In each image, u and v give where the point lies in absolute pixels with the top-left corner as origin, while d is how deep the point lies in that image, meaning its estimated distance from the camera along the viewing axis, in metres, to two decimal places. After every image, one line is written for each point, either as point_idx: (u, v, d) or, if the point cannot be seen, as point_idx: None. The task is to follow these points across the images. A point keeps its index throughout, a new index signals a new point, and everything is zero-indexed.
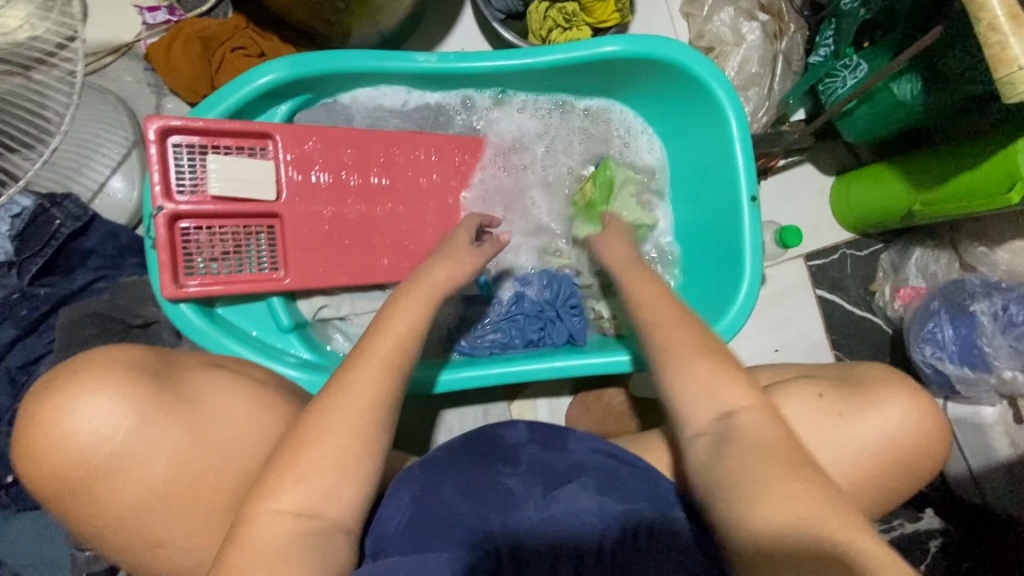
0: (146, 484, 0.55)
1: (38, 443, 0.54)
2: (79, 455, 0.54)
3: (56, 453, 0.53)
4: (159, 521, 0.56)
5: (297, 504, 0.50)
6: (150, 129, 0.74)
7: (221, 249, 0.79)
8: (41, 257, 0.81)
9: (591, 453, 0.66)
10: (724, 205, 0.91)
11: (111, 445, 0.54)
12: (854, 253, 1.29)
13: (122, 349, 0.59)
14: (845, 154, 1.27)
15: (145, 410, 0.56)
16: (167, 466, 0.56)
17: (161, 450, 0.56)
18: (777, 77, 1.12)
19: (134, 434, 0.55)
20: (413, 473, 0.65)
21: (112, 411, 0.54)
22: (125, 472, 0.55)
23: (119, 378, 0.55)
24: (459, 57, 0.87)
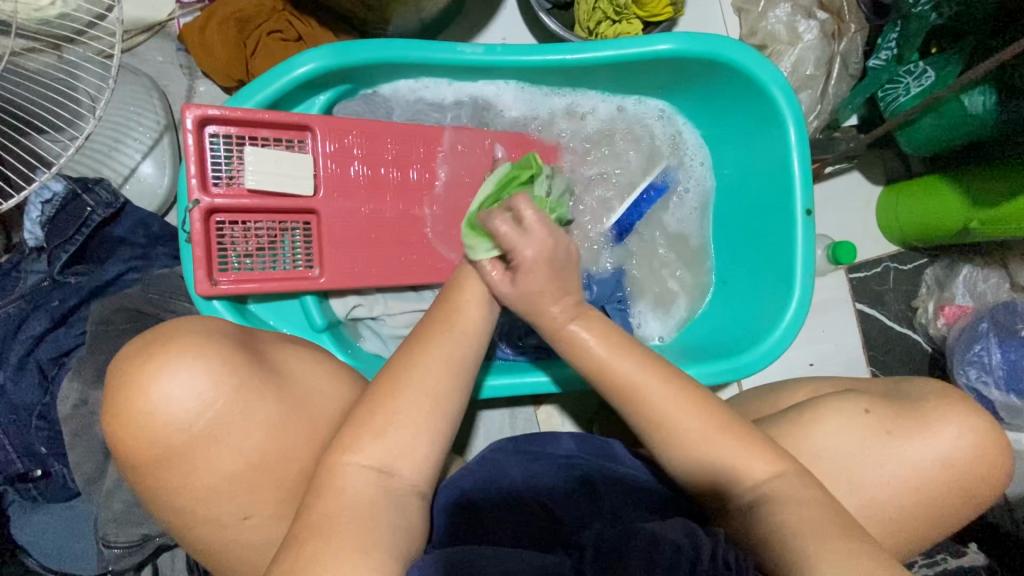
0: (238, 454, 0.56)
1: (135, 408, 0.55)
2: (170, 428, 0.55)
3: (148, 423, 0.54)
4: (236, 496, 0.56)
5: (375, 459, 0.53)
6: (188, 118, 0.70)
7: (255, 244, 0.76)
8: (72, 245, 0.78)
9: (636, 464, 0.67)
10: (773, 211, 0.88)
11: (208, 414, 0.55)
12: (897, 267, 1.24)
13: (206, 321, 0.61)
14: (895, 163, 1.22)
15: (233, 385, 0.56)
16: (258, 438, 0.57)
17: (257, 420, 0.57)
18: (832, 79, 1.07)
19: (234, 401, 0.56)
20: (470, 468, 0.66)
21: (212, 379, 0.56)
22: (221, 441, 0.56)
23: (207, 353, 0.56)
24: (506, 50, 0.83)
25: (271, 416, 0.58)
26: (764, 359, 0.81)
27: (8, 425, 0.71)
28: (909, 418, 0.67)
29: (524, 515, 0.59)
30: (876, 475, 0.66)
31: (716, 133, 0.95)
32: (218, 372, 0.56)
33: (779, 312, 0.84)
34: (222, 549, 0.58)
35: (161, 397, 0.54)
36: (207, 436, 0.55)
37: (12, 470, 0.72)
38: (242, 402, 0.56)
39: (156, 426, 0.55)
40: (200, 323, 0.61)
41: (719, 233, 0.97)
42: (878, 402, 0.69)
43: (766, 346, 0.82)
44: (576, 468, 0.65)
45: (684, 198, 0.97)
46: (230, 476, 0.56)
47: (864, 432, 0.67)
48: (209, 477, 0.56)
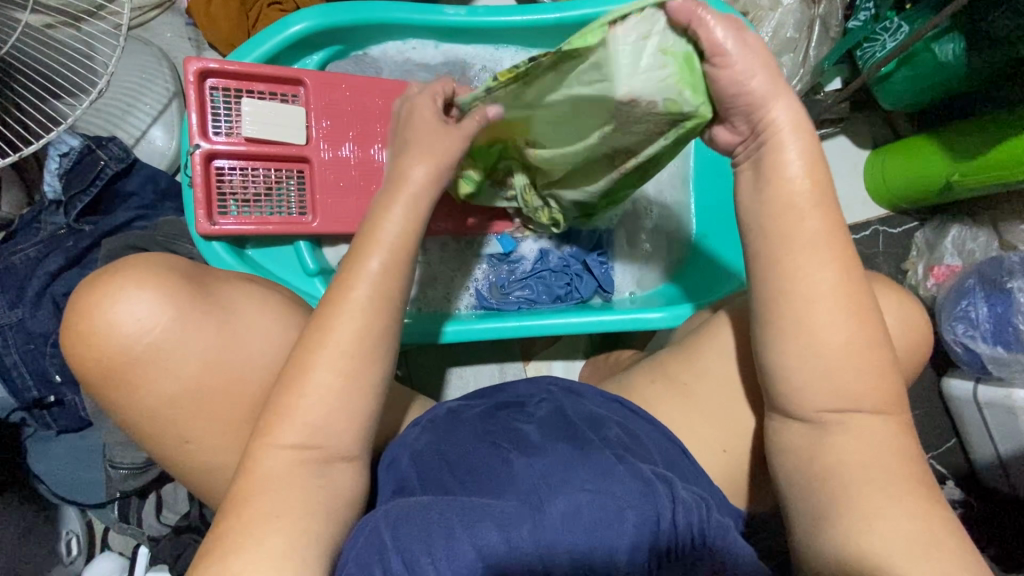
0: (179, 379, 0.58)
1: (86, 330, 0.56)
2: (121, 344, 0.56)
3: (101, 339, 0.55)
4: (193, 415, 0.59)
5: (289, 439, 0.53)
6: (190, 70, 0.77)
7: (253, 191, 0.82)
8: (86, 196, 0.85)
9: (603, 401, 0.69)
10: None
11: (155, 334, 0.56)
12: (887, 230, 1.25)
13: (162, 255, 0.61)
14: (881, 126, 1.24)
15: (179, 309, 0.57)
16: (198, 364, 0.58)
17: (197, 345, 0.58)
18: (813, 42, 1.08)
19: (170, 328, 0.57)
20: (431, 423, 0.67)
21: (153, 302, 0.56)
22: (163, 362, 0.57)
23: (155, 278, 0.57)
24: (487, 11, 0.88)
25: (209, 345, 0.58)
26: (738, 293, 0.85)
27: (26, 355, 0.78)
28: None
29: (486, 468, 0.60)
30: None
31: None
32: (164, 297, 0.57)
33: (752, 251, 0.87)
34: (201, 460, 0.60)
35: (107, 318, 0.55)
36: (149, 356, 0.56)
37: (29, 396, 0.80)
38: (189, 328, 0.57)
39: (101, 342, 0.56)
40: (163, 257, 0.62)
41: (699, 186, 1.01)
42: None
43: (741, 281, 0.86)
44: (537, 416, 0.66)
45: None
46: (174, 396, 0.58)
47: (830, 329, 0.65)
48: (156, 398, 0.57)
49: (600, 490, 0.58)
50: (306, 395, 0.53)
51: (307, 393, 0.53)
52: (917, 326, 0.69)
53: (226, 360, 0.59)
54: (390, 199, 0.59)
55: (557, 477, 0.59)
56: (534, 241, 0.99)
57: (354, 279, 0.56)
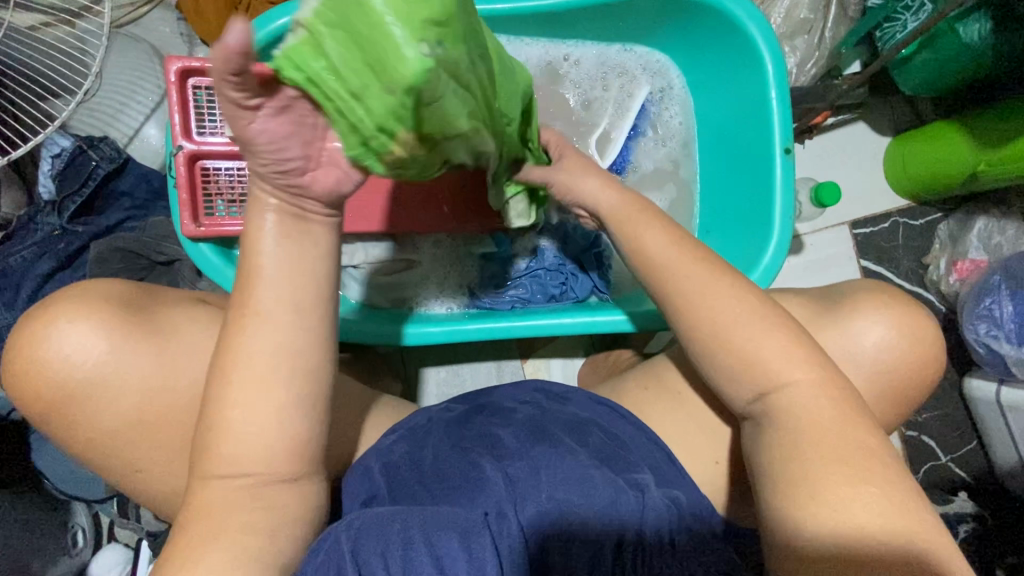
0: (119, 414, 0.56)
1: (21, 368, 0.55)
2: (57, 380, 0.55)
3: (35, 378, 0.55)
4: (138, 446, 0.58)
5: None
6: (172, 69, 0.74)
7: (240, 191, 0.81)
8: (81, 195, 0.86)
9: (590, 405, 0.67)
10: (753, 144, 0.86)
11: (73, 379, 0.55)
12: (907, 222, 1.18)
13: (102, 282, 0.60)
14: (905, 111, 1.16)
15: (113, 341, 0.56)
16: (138, 397, 0.57)
17: (133, 378, 0.56)
18: (830, 23, 1.03)
19: (105, 363, 0.55)
20: (407, 431, 0.65)
21: (79, 341, 0.55)
22: (99, 396, 0.56)
23: (79, 313, 0.55)
24: None
25: (146, 377, 0.57)
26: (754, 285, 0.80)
27: None
28: (857, 333, 0.64)
29: (456, 475, 0.58)
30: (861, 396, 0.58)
31: (695, 79, 0.94)
32: (77, 314, 0.55)
33: (760, 248, 0.82)
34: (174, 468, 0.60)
35: (36, 355, 0.54)
36: (81, 393, 0.55)
37: None
38: (114, 341, 0.56)
39: (36, 382, 0.55)
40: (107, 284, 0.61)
41: (701, 169, 0.95)
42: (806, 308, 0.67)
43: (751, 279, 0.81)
44: (513, 422, 0.64)
45: (671, 131, 0.96)
46: (110, 433, 0.57)
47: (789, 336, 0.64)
48: (95, 431, 0.56)
49: (567, 501, 0.56)
50: (238, 401, 0.49)
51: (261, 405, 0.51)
52: (932, 337, 0.64)
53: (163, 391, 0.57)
54: None
55: (527, 485, 0.57)
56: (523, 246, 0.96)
57: (296, 306, 0.51)
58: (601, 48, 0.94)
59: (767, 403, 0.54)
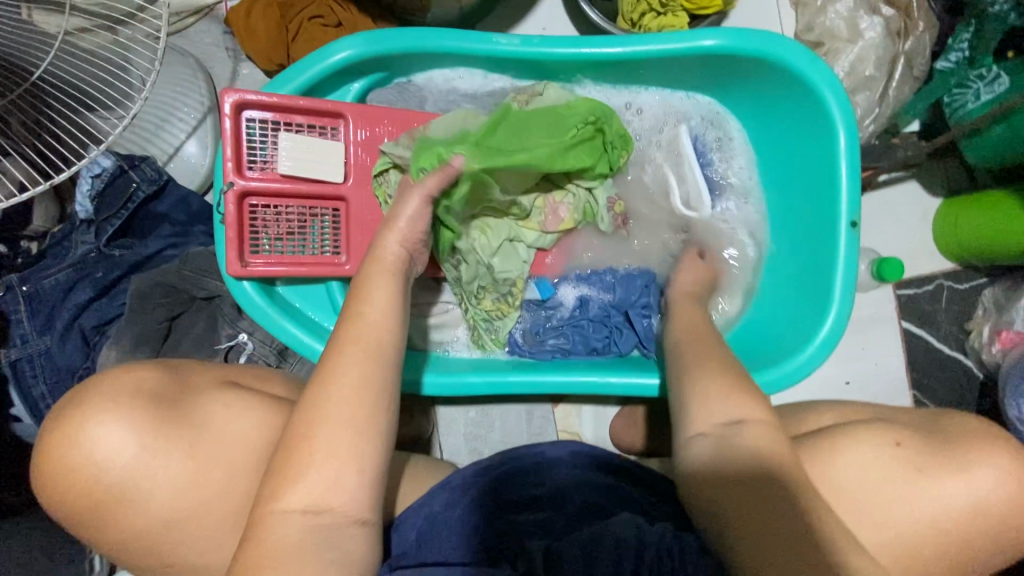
0: (151, 514, 0.58)
1: (58, 470, 0.57)
2: (91, 481, 0.57)
3: (70, 479, 0.57)
4: (171, 540, 0.59)
5: (311, 517, 0.50)
6: (227, 102, 0.72)
7: (286, 228, 0.78)
8: (118, 219, 0.83)
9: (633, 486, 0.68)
10: (816, 210, 0.83)
11: (107, 481, 0.57)
12: (952, 285, 1.16)
13: (128, 375, 0.61)
14: (960, 173, 1.14)
15: (141, 443, 0.58)
16: (169, 495, 0.58)
17: (163, 478, 0.58)
18: (894, 81, 1.00)
19: (136, 466, 0.58)
20: (461, 497, 0.65)
21: (105, 448, 0.57)
22: (135, 495, 0.58)
23: (105, 419, 0.58)
24: (543, 41, 0.81)
25: (177, 476, 0.59)
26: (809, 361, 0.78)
27: (52, 388, 0.77)
28: (941, 454, 0.65)
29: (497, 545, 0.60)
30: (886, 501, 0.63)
31: (757, 132, 0.91)
32: (106, 420, 0.58)
33: (818, 321, 0.80)
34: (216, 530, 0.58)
35: (70, 459, 0.57)
36: (115, 494, 0.57)
37: None
38: (144, 443, 0.58)
39: (73, 481, 0.57)
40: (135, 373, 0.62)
41: (755, 228, 0.92)
42: (910, 436, 0.66)
43: (807, 353, 0.79)
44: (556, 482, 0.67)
45: (731, 183, 0.92)
46: (143, 532, 0.58)
47: (892, 468, 0.64)
48: (129, 530, 0.58)
49: (598, 544, 0.58)
50: (310, 462, 0.50)
51: (314, 462, 0.51)
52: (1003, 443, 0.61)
53: (195, 488, 0.59)
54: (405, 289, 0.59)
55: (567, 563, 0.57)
56: (574, 292, 0.94)
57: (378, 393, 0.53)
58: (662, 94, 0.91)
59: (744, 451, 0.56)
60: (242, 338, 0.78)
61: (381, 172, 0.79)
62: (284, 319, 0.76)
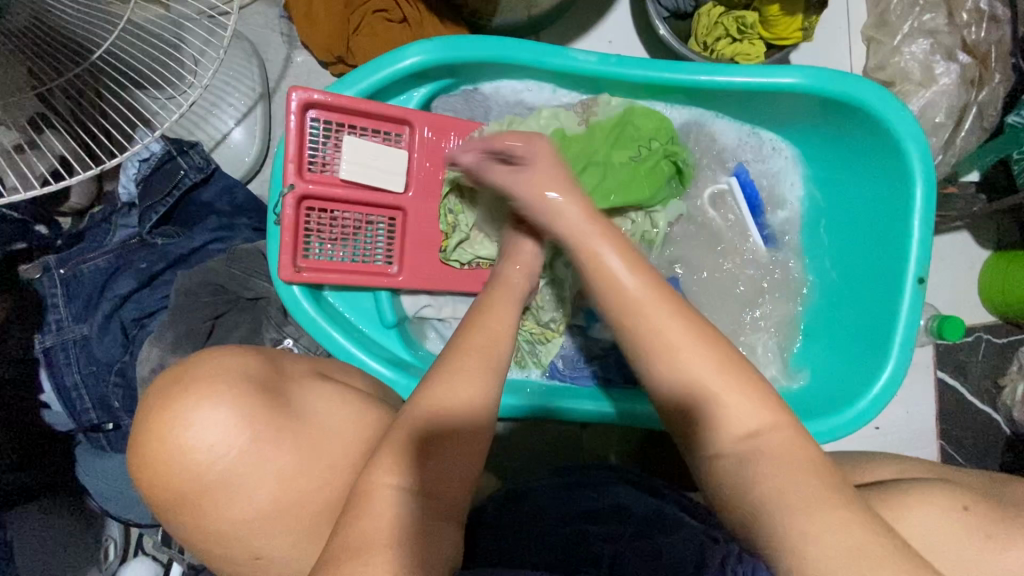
0: (256, 505, 0.52)
1: (156, 455, 0.49)
2: (192, 471, 0.50)
3: (172, 466, 0.49)
4: (265, 538, 0.53)
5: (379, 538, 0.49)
6: (293, 100, 0.69)
7: (340, 234, 0.76)
8: (162, 206, 0.80)
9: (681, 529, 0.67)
10: (882, 260, 0.81)
11: (214, 470, 0.50)
12: (990, 339, 1.15)
13: (234, 354, 0.56)
14: (1012, 227, 1.12)
15: (258, 427, 0.52)
16: (275, 488, 0.52)
17: (275, 468, 0.52)
18: (962, 130, 0.97)
19: (250, 452, 0.51)
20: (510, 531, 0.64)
21: (218, 430, 0.50)
22: (238, 490, 0.51)
23: (225, 396, 0.51)
24: (620, 61, 0.78)
25: (288, 465, 0.53)
26: (861, 417, 0.77)
27: (87, 378, 0.74)
28: (1013, 521, 0.55)
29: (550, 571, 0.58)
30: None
31: (823, 176, 0.88)
32: (221, 398, 0.51)
33: (873, 377, 0.78)
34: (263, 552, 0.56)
35: (176, 443, 0.49)
36: (219, 487, 0.50)
37: (86, 419, 0.75)
38: (256, 428, 0.52)
39: (171, 471, 0.50)
40: (235, 357, 0.56)
41: (810, 271, 0.90)
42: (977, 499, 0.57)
43: (860, 408, 0.77)
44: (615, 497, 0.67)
45: (790, 223, 0.90)
46: (241, 526, 0.52)
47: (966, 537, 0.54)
48: (225, 525, 0.51)
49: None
50: (379, 493, 0.49)
51: (381, 498, 0.49)
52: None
53: (302, 479, 0.54)
54: (484, 311, 0.57)
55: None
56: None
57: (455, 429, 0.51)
58: (730, 127, 0.88)
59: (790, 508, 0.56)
60: (287, 342, 0.76)
61: (454, 209, 0.78)
62: (332, 328, 0.74)
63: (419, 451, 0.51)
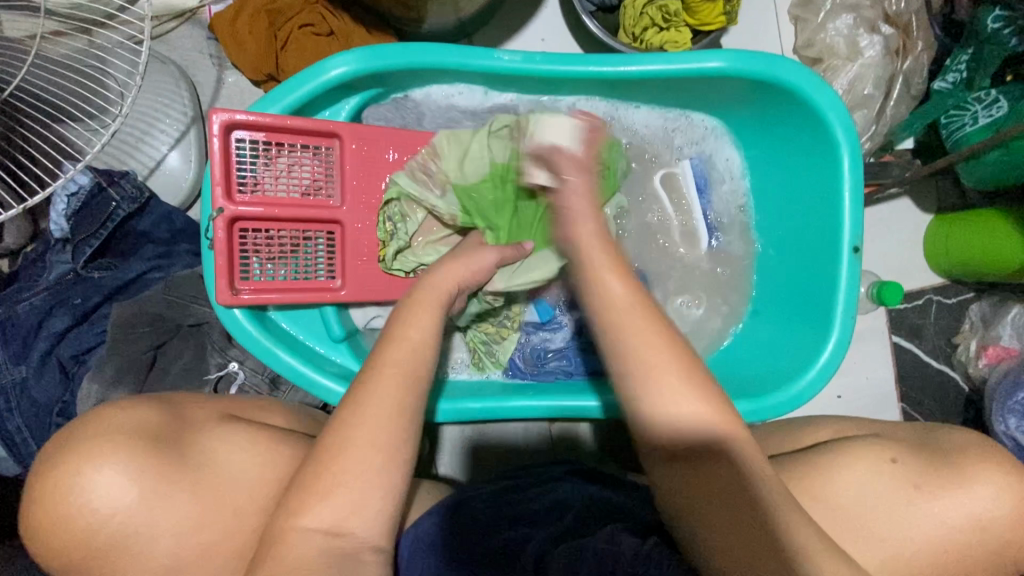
0: (156, 558, 0.55)
1: (47, 519, 0.53)
2: (82, 532, 0.53)
3: (62, 531, 0.53)
4: None
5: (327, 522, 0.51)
6: (215, 122, 0.68)
7: (278, 252, 0.75)
8: (97, 238, 0.78)
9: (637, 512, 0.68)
10: (818, 235, 0.83)
11: (106, 529, 0.53)
12: (940, 300, 1.18)
13: (123, 413, 0.57)
14: (950, 190, 1.15)
15: (144, 485, 0.54)
16: (171, 540, 0.55)
17: (167, 523, 0.55)
18: (891, 101, 1.00)
19: (139, 508, 0.54)
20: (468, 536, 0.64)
21: (101, 493, 0.53)
22: (133, 546, 0.54)
23: (99, 463, 0.53)
24: (545, 58, 0.78)
25: (185, 516, 0.55)
26: (808, 390, 0.78)
27: (29, 421, 0.73)
28: (940, 473, 0.61)
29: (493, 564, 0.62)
30: (882, 526, 0.60)
31: (759, 156, 0.90)
32: (105, 458, 0.54)
33: (818, 349, 0.80)
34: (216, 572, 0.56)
35: (64, 509, 0.52)
36: (114, 545, 0.53)
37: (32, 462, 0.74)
38: (141, 486, 0.54)
39: (66, 534, 0.53)
40: (123, 414, 0.58)
41: (752, 250, 0.92)
42: (905, 452, 0.63)
43: (805, 382, 0.79)
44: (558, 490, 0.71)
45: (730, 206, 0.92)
46: None
47: (887, 488, 0.61)
48: None
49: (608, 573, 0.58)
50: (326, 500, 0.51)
51: (325, 507, 0.51)
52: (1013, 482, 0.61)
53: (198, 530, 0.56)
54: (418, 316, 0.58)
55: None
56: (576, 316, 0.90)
57: None
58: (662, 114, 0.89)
59: None
60: (233, 366, 0.75)
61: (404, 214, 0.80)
62: (277, 348, 0.73)
63: (356, 454, 0.52)
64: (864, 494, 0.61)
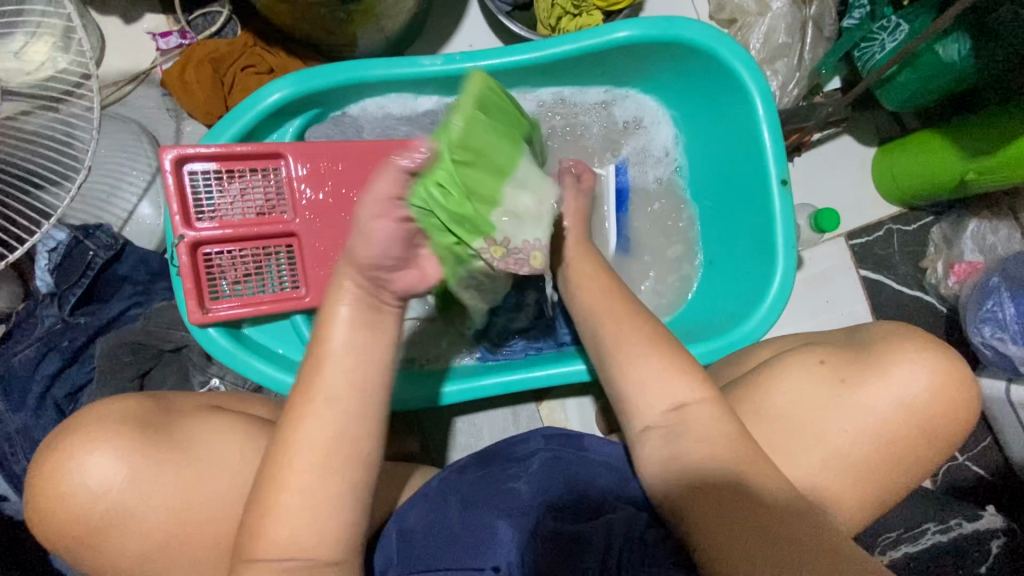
0: (145, 536, 0.60)
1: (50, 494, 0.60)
2: (80, 508, 0.60)
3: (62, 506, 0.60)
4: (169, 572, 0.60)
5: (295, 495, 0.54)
6: (167, 159, 0.75)
7: (243, 271, 0.81)
8: (79, 287, 0.84)
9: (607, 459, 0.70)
10: (750, 174, 0.87)
11: (101, 502, 0.60)
12: (901, 228, 1.20)
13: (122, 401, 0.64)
14: (888, 122, 1.19)
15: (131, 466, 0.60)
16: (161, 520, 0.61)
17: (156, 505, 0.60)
18: (807, 45, 1.05)
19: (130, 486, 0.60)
20: (447, 504, 0.67)
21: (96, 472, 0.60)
22: (124, 525, 0.60)
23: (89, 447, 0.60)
24: (464, 57, 0.84)
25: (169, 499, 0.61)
26: (764, 321, 0.81)
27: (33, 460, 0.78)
28: (861, 362, 0.64)
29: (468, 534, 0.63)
30: (831, 426, 0.63)
31: (686, 112, 0.95)
32: (105, 436, 0.61)
33: (767, 281, 0.83)
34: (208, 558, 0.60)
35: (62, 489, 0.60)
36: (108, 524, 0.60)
37: None
38: (127, 469, 0.60)
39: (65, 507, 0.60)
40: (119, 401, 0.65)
41: (696, 207, 0.97)
42: (834, 352, 0.67)
43: (759, 315, 0.82)
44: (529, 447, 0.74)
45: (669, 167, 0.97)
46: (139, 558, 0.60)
47: (820, 385, 0.64)
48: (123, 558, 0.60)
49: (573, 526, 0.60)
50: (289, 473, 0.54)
51: (303, 486, 0.54)
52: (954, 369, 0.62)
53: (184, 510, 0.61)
54: None
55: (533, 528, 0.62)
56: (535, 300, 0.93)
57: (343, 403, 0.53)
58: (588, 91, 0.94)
59: (676, 417, 0.60)
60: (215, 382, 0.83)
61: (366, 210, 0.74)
62: (252, 358, 0.78)
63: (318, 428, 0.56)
64: (816, 400, 0.64)
